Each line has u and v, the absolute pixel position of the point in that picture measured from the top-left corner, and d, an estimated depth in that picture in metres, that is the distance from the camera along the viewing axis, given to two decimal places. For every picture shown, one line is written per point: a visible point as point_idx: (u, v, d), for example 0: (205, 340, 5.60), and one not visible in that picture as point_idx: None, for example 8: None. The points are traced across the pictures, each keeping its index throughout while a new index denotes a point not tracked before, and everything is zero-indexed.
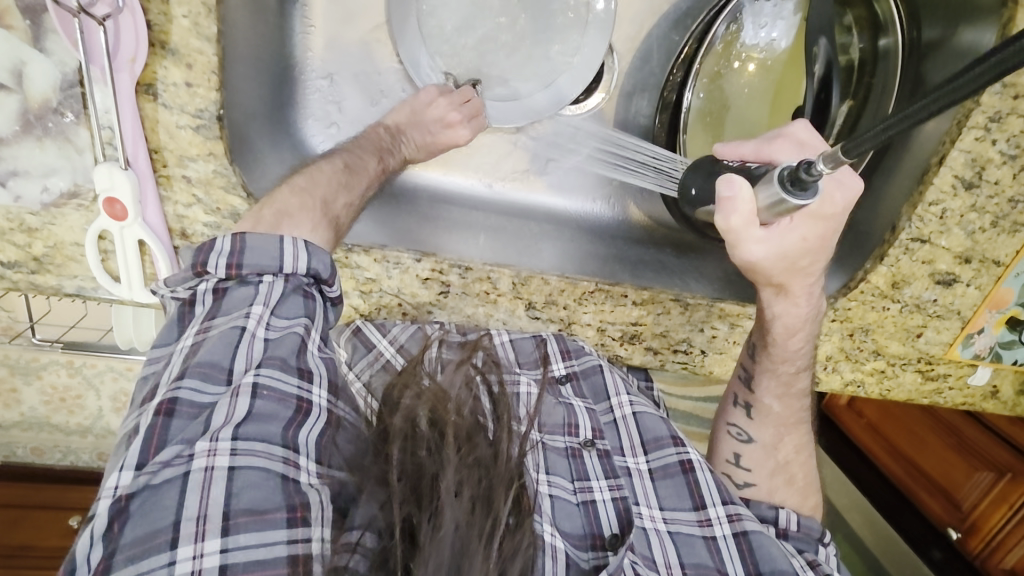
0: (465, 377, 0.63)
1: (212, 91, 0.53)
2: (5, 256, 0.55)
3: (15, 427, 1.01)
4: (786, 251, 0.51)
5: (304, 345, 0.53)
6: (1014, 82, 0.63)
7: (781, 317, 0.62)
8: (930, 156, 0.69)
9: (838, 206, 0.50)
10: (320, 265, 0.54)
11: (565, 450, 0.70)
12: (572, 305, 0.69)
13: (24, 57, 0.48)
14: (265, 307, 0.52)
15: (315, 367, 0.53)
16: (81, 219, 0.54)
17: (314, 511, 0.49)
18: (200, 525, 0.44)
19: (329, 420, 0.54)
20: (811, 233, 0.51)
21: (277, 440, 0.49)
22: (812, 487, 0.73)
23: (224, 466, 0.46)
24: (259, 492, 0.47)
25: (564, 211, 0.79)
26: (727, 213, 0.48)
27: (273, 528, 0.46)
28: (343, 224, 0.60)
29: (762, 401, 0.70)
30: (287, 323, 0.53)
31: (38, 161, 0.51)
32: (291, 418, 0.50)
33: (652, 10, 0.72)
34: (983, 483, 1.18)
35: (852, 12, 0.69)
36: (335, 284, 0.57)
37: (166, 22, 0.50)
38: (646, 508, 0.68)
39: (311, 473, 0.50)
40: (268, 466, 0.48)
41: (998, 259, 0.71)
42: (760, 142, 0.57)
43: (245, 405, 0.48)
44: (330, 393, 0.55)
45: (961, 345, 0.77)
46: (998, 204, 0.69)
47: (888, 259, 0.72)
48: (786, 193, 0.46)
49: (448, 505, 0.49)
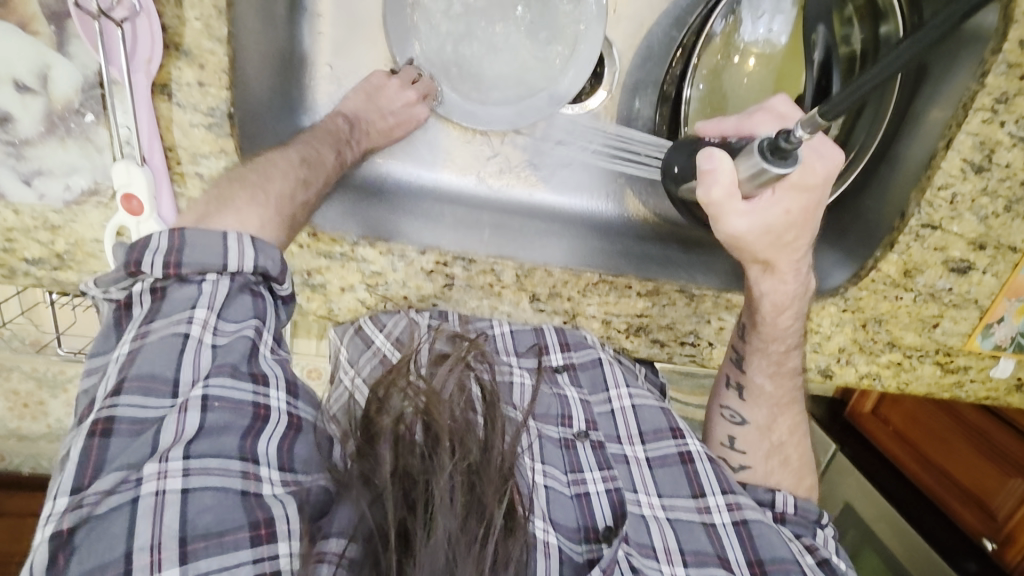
0: (458, 380, 0.62)
1: (224, 90, 0.55)
2: (31, 253, 0.58)
3: (43, 439, 1.07)
4: (769, 224, 0.54)
5: (256, 350, 0.52)
6: (1021, 63, 0.62)
7: (769, 296, 0.63)
8: (938, 139, 0.68)
9: (819, 175, 0.52)
10: (271, 259, 0.53)
11: (559, 440, 0.70)
12: (576, 297, 0.69)
13: (48, 62, 0.51)
14: (212, 312, 0.50)
15: (269, 370, 0.53)
16: (100, 216, 0.57)
17: (281, 524, 0.48)
18: (155, 554, 0.43)
19: (289, 425, 0.53)
20: (793, 206, 0.53)
21: (233, 454, 0.48)
22: (807, 469, 0.73)
23: (176, 490, 0.45)
24: (215, 513, 0.46)
25: (567, 209, 0.80)
26: (709, 185, 0.51)
27: (235, 550, 0.46)
28: (299, 217, 0.58)
29: (753, 381, 0.69)
30: (235, 327, 0.52)
31: (61, 160, 0.54)
32: (248, 426, 0.50)
33: (651, 6, 0.73)
34: (1018, 491, 1.14)
35: (852, 2, 0.70)
36: (286, 285, 0.56)
37: (179, 25, 0.53)
38: (643, 496, 0.68)
39: (274, 483, 0.50)
40: (224, 484, 0.47)
41: (1013, 245, 0.70)
42: (740, 117, 0.61)
43: (195, 421, 0.47)
44: (288, 394, 0.53)
45: (980, 336, 0.75)
46: (1011, 187, 0.68)
47: (899, 246, 0.71)
48: (768, 162, 0.48)
49: (441, 512, 0.50)
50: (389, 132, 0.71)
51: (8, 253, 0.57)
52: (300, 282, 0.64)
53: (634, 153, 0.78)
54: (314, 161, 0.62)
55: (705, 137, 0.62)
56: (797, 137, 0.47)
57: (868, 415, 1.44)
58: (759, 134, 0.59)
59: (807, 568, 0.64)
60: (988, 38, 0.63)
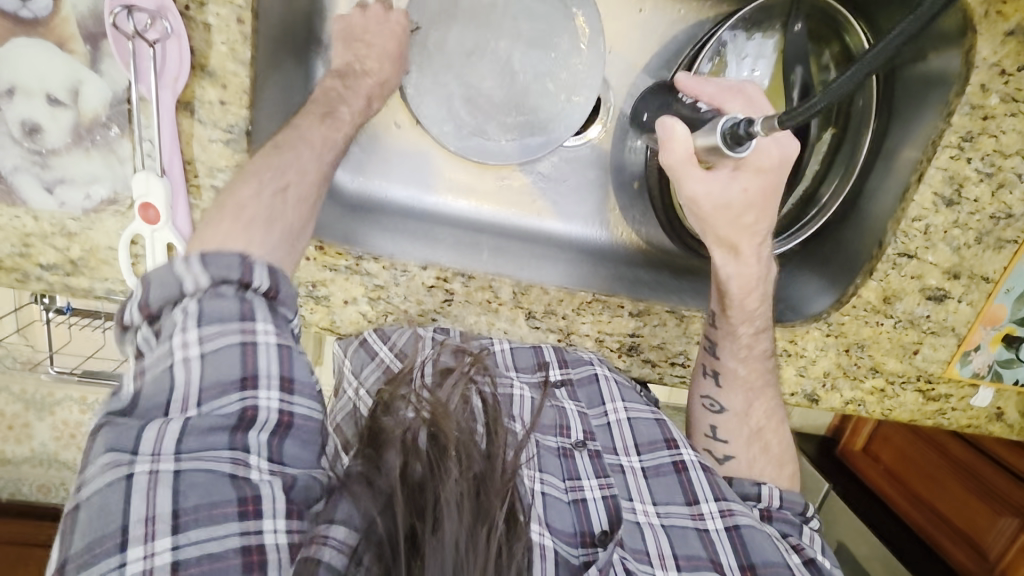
0: (461, 394, 0.62)
1: (243, 109, 0.58)
2: (46, 259, 0.60)
3: (26, 464, 1.23)
4: (729, 200, 0.61)
5: (249, 347, 0.48)
6: (983, 104, 0.68)
7: (734, 279, 0.67)
8: (909, 174, 0.73)
9: (773, 158, 0.61)
10: (229, 266, 0.49)
11: (557, 449, 0.71)
12: (571, 315, 0.72)
13: (81, 78, 0.54)
14: (190, 326, 0.47)
15: (263, 368, 0.48)
16: (117, 223, 0.59)
17: (268, 502, 0.44)
18: (149, 525, 0.41)
19: (282, 422, 0.48)
20: (752, 184, 0.61)
21: (224, 442, 0.45)
22: (786, 456, 0.74)
23: (168, 470, 0.42)
24: (205, 487, 0.43)
25: (564, 235, 0.83)
26: (669, 151, 0.60)
27: (222, 521, 0.42)
28: (283, 202, 0.55)
29: (727, 365, 0.71)
30: (222, 329, 0.47)
31: (84, 169, 0.57)
32: (238, 422, 0.46)
33: (644, 48, 0.79)
34: (1008, 530, 1.15)
35: (828, 51, 0.77)
36: (260, 278, 0.50)
37: (207, 48, 0.56)
38: (638, 503, 0.69)
39: (263, 469, 0.46)
40: (214, 466, 0.43)
41: (986, 275, 0.74)
42: (719, 87, 0.67)
43: (181, 424, 0.44)
44: (284, 393, 0.48)
45: (959, 363, 0.78)
46: (980, 220, 0.72)
47: (878, 274, 0.74)
48: (724, 144, 0.56)
49: (448, 517, 0.49)
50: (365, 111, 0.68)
51: (23, 258, 0.59)
52: (304, 294, 0.66)
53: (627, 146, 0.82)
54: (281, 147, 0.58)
55: (683, 95, 0.67)
56: (755, 130, 0.53)
57: (858, 451, 1.50)
58: (726, 109, 0.65)
59: (796, 568, 0.64)
60: (952, 80, 0.68)
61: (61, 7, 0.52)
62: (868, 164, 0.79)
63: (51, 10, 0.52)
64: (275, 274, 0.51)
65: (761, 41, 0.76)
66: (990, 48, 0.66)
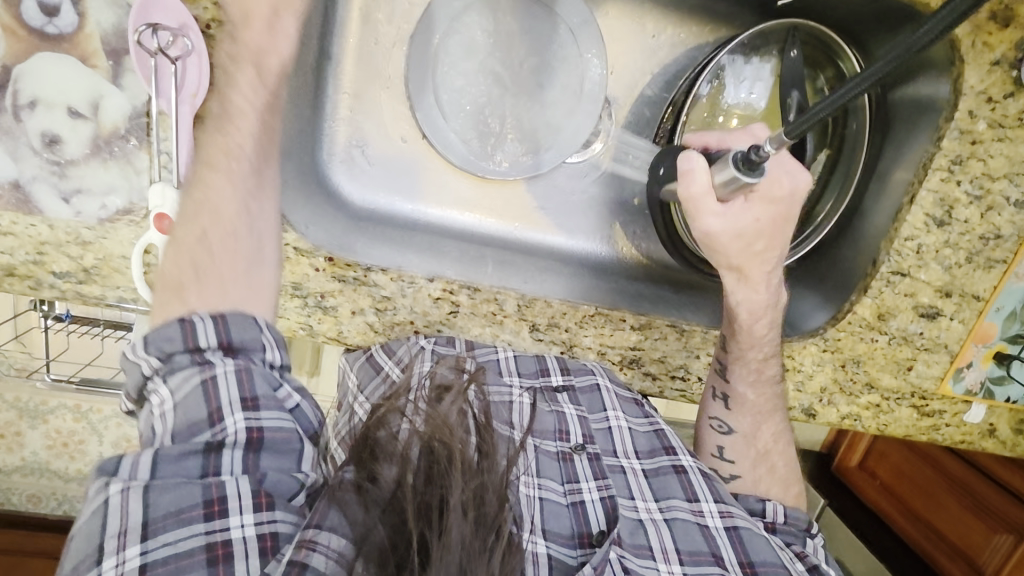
0: (461, 408, 0.61)
1: None
2: (59, 267, 0.60)
3: (15, 473, 1.31)
4: (740, 228, 0.65)
5: (208, 385, 0.46)
6: (971, 130, 0.70)
7: (744, 304, 0.70)
8: (902, 195, 0.75)
9: (784, 188, 0.65)
10: (168, 338, 0.46)
11: (556, 453, 0.71)
12: (574, 328, 0.73)
13: (102, 91, 0.56)
14: (160, 380, 0.47)
15: (224, 398, 0.47)
16: (131, 233, 0.60)
17: (234, 501, 0.45)
18: (122, 537, 0.41)
19: (249, 443, 0.47)
20: (763, 215, 0.65)
21: (193, 467, 0.45)
22: (791, 477, 0.77)
23: (140, 483, 0.43)
24: (178, 493, 0.43)
25: (565, 250, 0.84)
26: (688, 183, 0.64)
27: (192, 524, 0.43)
28: (235, 236, 0.52)
29: (737, 390, 0.74)
30: (181, 378, 0.46)
31: (101, 180, 0.58)
32: (204, 454, 0.45)
33: (644, 69, 0.82)
34: (1003, 547, 1.16)
35: (823, 75, 0.80)
36: (206, 335, 0.47)
37: None
38: (639, 501, 0.69)
39: (235, 468, 0.46)
40: (189, 477, 0.44)
41: (977, 293, 0.76)
42: (722, 135, 0.76)
43: (147, 460, 0.44)
44: (249, 413, 0.47)
45: (952, 380, 0.80)
46: (970, 240, 0.74)
47: (872, 291, 0.76)
48: (739, 171, 0.61)
49: (454, 523, 0.50)
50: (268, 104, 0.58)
51: (36, 265, 0.60)
52: (312, 305, 0.67)
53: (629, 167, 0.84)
54: (193, 184, 0.53)
55: (691, 145, 0.77)
56: (765, 152, 0.59)
57: (854, 468, 1.51)
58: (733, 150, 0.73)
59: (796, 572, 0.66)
60: (941, 106, 0.71)
61: (85, 23, 0.54)
62: (863, 186, 0.81)
63: (76, 26, 0.54)
64: (220, 322, 0.48)
65: (759, 65, 0.80)
66: (977, 77, 0.68)
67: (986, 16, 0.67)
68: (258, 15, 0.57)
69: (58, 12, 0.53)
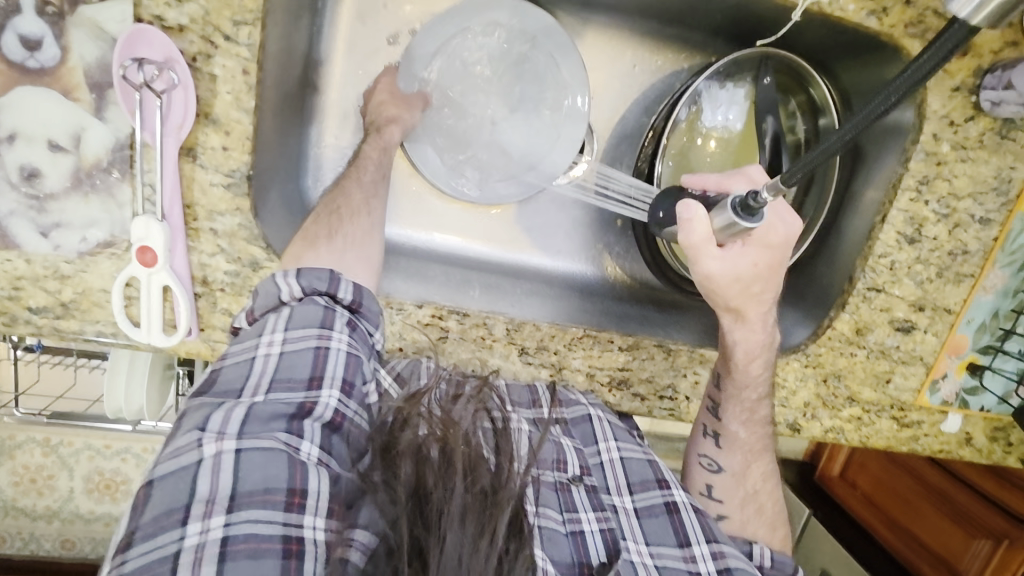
0: (473, 415, 0.62)
1: (245, 155, 0.60)
2: (36, 301, 0.59)
3: None
4: (739, 273, 0.62)
5: (322, 353, 0.55)
6: (936, 151, 0.74)
7: (741, 344, 0.70)
8: (874, 215, 0.78)
9: (780, 235, 0.62)
10: (320, 278, 0.59)
11: (554, 484, 0.69)
12: (562, 350, 0.74)
13: (85, 125, 0.55)
14: (278, 329, 0.56)
15: (329, 371, 0.55)
16: (112, 266, 0.59)
17: (313, 498, 0.48)
18: (210, 505, 0.44)
19: (333, 420, 0.54)
20: (760, 259, 0.62)
21: (282, 426, 0.50)
22: (779, 519, 0.75)
23: (232, 449, 0.46)
24: (264, 471, 0.47)
25: (552, 270, 0.86)
26: (688, 232, 0.60)
27: (272, 509, 0.46)
28: (361, 236, 0.66)
29: (729, 428, 0.74)
30: (301, 335, 0.55)
31: (82, 213, 0.57)
32: (296, 411, 0.52)
33: (624, 94, 0.84)
34: (983, 552, 1.18)
35: (795, 99, 0.83)
36: (344, 290, 0.60)
37: (212, 97, 0.57)
38: (632, 543, 0.68)
39: (312, 454, 0.51)
40: (272, 445, 0.48)
41: (948, 307, 0.79)
42: (721, 176, 0.69)
43: (243, 412, 0.49)
44: (341, 393, 0.55)
45: (928, 391, 0.82)
46: (940, 256, 0.77)
47: (850, 307, 0.79)
48: (738, 217, 0.58)
49: (450, 527, 0.48)
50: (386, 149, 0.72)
51: (13, 301, 0.59)
52: None
53: (613, 194, 0.79)
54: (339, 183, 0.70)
55: (688, 188, 0.69)
56: (763, 198, 0.56)
57: (835, 477, 1.55)
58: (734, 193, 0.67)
59: None
60: (907, 131, 0.75)
61: (68, 58, 0.53)
62: (837, 205, 0.84)
63: (59, 60, 0.53)
64: (358, 289, 0.60)
65: (733, 90, 0.82)
66: (940, 102, 0.72)
67: None
68: (246, 48, 0.56)
69: (41, 47, 0.53)
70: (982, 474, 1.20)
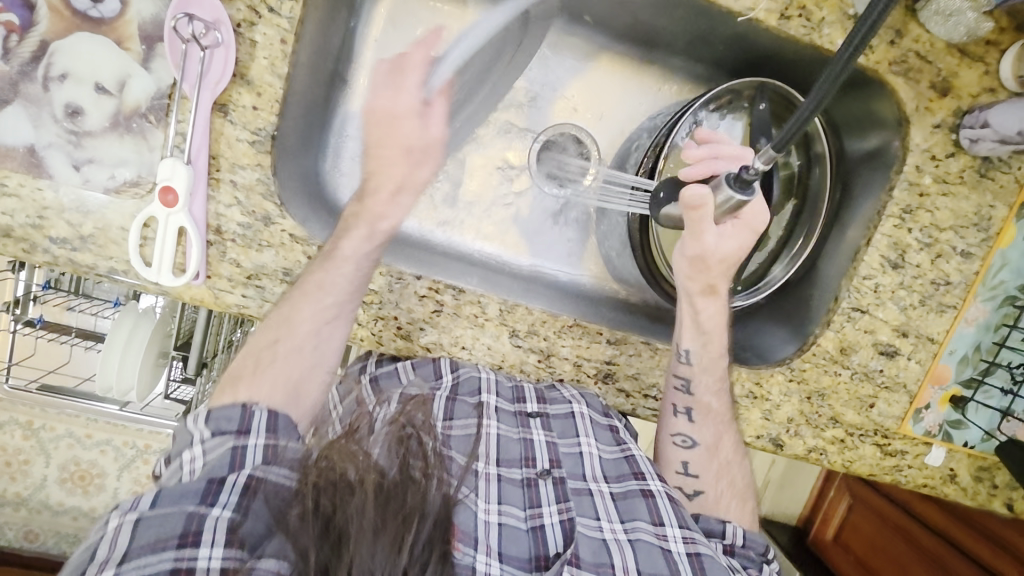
0: (396, 437, 0.62)
1: (273, 116, 0.64)
2: (57, 232, 0.63)
3: None
4: (727, 253, 0.75)
5: (238, 450, 0.56)
6: (918, 183, 0.78)
7: (712, 317, 0.76)
8: (861, 238, 0.82)
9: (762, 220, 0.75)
10: (230, 418, 0.58)
11: (520, 480, 0.71)
12: (552, 337, 0.76)
13: (130, 72, 0.60)
14: (196, 445, 0.56)
15: (247, 458, 0.56)
16: (134, 206, 0.63)
17: (208, 533, 0.49)
18: (104, 565, 0.46)
19: (248, 485, 0.54)
20: (744, 241, 0.75)
21: (192, 498, 0.51)
22: (749, 492, 0.77)
23: (133, 517, 0.49)
24: (159, 529, 0.48)
25: (552, 275, 0.89)
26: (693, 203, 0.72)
27: (161, 551, 0.47)
28: (298, 376, 0.63)
29: (703, 399, 0.75)
30: (218, 439, 0.57)
31: (114, 152, 0.61)
32: (206, 488, 0.52)
33: (631, 115, 0.91)
34: None
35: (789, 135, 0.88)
36: (257, 423, 0.58)
37: (249, 60, 0.62)
38: (606, 521, 0.68)
39: (225, 506, 0.52)
40: (176, 508, 0.50)
41: (931, 335, 0.81)
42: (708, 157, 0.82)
43: (150, 497, 0.51)
44: (264, 459, 0.56)
45: (911, 420, 0.83)
46: (923, 284, 0.80)
47: (834, 325, 0.81)
48: (734, 189, 0.70)
49: (360, 544, 0.49)
50: (372, 236, 0.67)
51: (35, 229, 0.62)
52: None
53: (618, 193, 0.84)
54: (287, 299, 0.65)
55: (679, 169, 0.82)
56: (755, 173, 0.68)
57: (831, 543, 1.54)
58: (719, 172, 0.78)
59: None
60: (892, 160, 0.80)
61: (126, 11, 0.59)
62: (826, 230, 0.87)
63: (117, 12, 0.59)
64: (272, 417, 0.59)
65: (732, 122, 0.87)
66: (922, 136, 0.77)
67: (927, 85, 0.76)
68: (286, 20, 0.62)
69: None
70: (971, 535, 1.17)
